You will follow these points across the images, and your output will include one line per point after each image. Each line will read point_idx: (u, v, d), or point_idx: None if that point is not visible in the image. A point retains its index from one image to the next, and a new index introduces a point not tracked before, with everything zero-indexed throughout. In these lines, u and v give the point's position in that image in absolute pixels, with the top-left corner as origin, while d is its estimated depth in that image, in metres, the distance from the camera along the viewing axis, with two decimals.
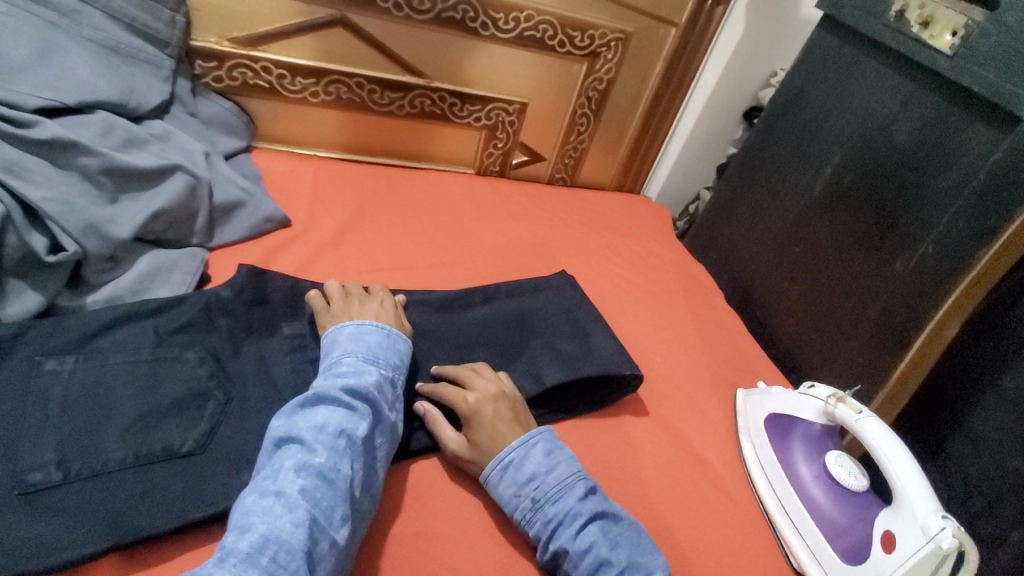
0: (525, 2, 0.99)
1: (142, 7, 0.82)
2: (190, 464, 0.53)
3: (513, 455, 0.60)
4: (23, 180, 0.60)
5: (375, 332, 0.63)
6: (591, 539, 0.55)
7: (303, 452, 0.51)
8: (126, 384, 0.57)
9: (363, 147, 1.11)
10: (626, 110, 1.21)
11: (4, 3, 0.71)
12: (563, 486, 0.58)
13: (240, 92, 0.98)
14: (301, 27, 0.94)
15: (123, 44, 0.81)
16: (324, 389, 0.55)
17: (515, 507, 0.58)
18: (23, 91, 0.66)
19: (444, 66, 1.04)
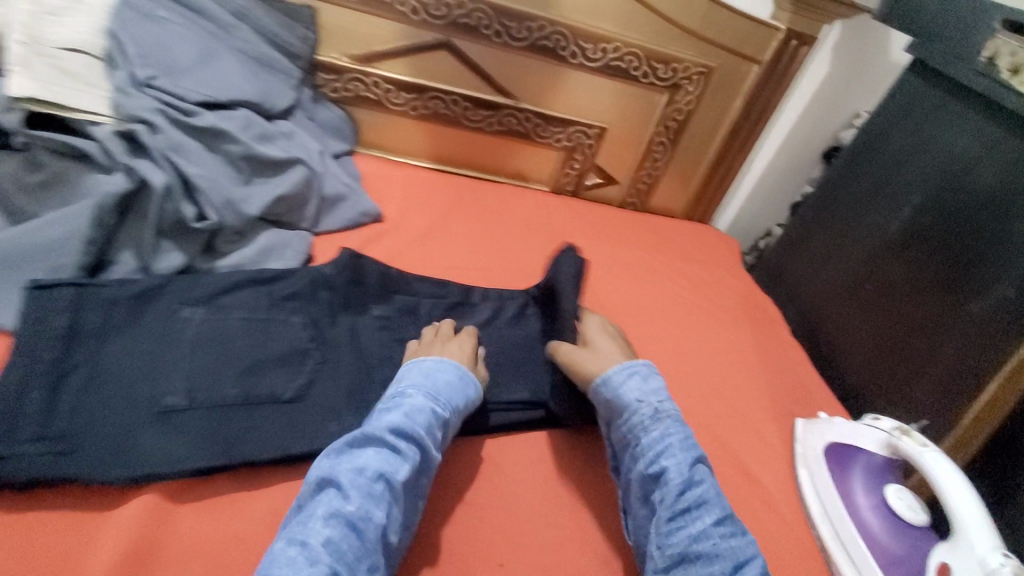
0: (613, 35, 1.06)
1: (282, 24, 0.96)
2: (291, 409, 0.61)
3: (642, 368, 0.70)
4: (184, 158, 0.72)
5: (444, 371, 0.65)
6: (702, 475, 0.61)
7: (337, 498, 0.51)
8: (246, 337, 0.65)
9: (451, 159, 1.20)
10: (703, 142, 1.25)
11: (181, 18, 0.87)
12: (677, 417, 0.66)
13: (352, 103, 1.10)
14: (411, 48, 1.05)
15: (264, 54, 0.95)
16: (371, 429, 0.56)
17: (636, 411, 0.66)
18: (187, 87, 0.79)
19: (533, 89, 1.12)
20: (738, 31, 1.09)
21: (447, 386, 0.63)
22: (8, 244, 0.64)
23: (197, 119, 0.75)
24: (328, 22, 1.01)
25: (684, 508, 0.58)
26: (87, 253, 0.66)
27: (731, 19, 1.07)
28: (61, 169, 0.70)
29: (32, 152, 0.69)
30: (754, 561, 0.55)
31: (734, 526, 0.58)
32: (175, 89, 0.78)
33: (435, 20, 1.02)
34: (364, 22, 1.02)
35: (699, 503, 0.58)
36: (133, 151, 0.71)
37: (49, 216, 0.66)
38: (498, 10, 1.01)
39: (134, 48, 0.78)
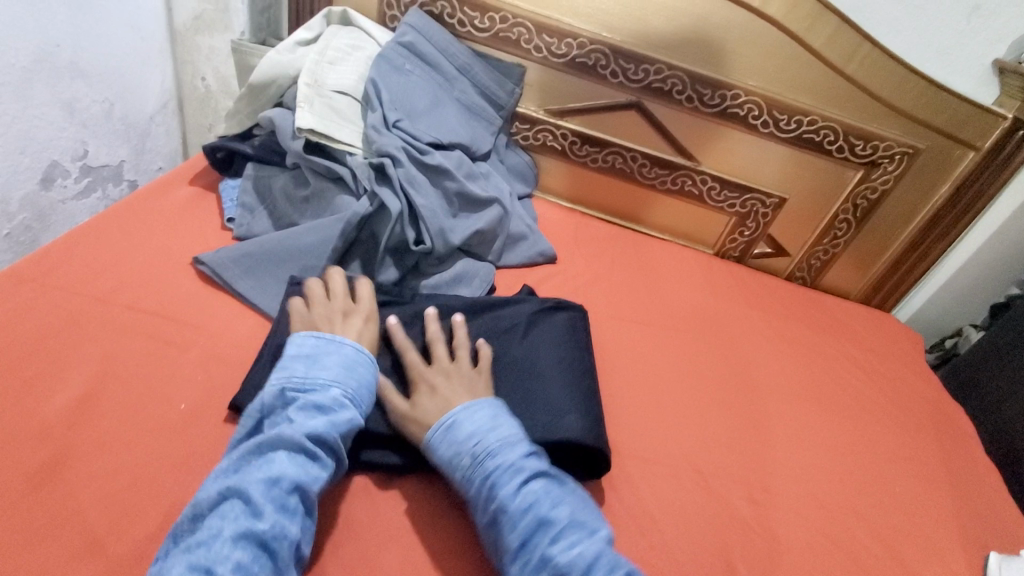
0: (812, 108, 1.04)
1: (496, 80, 1.09)
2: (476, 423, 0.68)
3: (455, 416, 0.63)
4: (416, 190, 0.86)
5: (363, 367, 0.64)
6: (529, 498, 0.57)
7: (246, 516, 0.50)
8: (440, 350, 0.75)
9: (618, 211, 1.26)
10: (893, 226, 1.16)
11: (420, 71, 1.02)
12: (504, 442, 0.60)
13: (539, 151, 1.20)
14: (604, 106, 1.12)
15: (477, 105, 1.08)
16: (281, 435, 0.55)
17: (458, 464, 0.60)
18: (420, 129, 0.93)
19: (716, 154, 1.13)
20: (956, 114, 1.01)
21: (365, 395, 0.63)
22: (276, 245, 0.81)
23: (427, 159, 0.89)
24: (532, 79, 1.12)
25: (525, 542, 0.54)
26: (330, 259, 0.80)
27: (949, 102, 1.00)
28: (321, 189, 0.86)
29: (300, 173, 0.89)
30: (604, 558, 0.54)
31: (573, 531, 0.55)
32: (412, 129, 0.92)
33: (631, 83, 1.08)
34: (565, 81, 1.11)
35: (535, 530, 0.55)
36: (377, 179, 0.85)
37: (309, 224, 0.83)
38: (694, 78, 1.05)
39: (386, 94, 0.93)
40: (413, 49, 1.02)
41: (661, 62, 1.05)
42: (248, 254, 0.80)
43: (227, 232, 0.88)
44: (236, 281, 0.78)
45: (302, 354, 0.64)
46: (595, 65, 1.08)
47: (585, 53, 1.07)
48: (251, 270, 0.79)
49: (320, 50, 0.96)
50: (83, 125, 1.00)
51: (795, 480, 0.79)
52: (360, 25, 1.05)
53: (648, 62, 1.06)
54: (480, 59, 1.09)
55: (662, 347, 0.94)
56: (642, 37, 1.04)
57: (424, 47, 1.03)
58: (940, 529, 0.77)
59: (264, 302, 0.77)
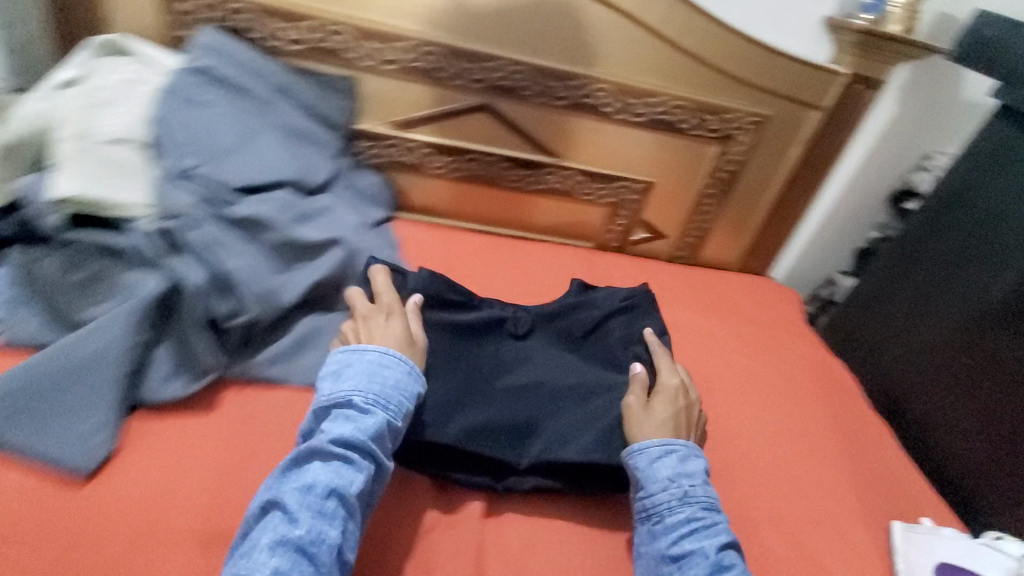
0: (661, 89, 1.01)
1: (322, 97, 0.96)
2: (539, 428, 0.74)
3: (679, 447, 0.69)
4: (223, 253, 0.71)
5: (393, 369, 0.67)
6: (729, 558, 0.61)
7: (284, 525, 0.54)
8: (577, 391, 0.78)
9: (489, 219, 1.17)
10: (757, 194, 1.17)
11: (223, 99, 0.86)
12: (711, 501, 0.66)
13: (390, 169, 1.09)
14: (450, 112, 1.03)
15: (302, 128, 0.93)
16: (313, 444, 0.59)
17: (660, 491, 0.66)
18: (228, 173, 0.79)
19: (576, 147, 1.08)
20: (795, 79, 1.02)
21: (398, 399, 0.65)
22: (51, 363, 0.63)
23: (237, 211, 0.75)
24: (366, 92, 1.00)
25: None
26: (127, 363, 0.65)
27: (787, 67, 1.00)
28: (99, 269, 0.71)
29: (76, 251, 0.71)
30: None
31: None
32: (215, 176, 0.77)
33: (474, 84, 0.99)
34: (402, 89, 1.00)
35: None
36: (172, 248, 0.72)
37: (92, 325, 0.66)
38: (539, 70, 0.98)
39: (177, 136, 0.78)
40: (210, 73, 0.86)
41: (501, 58, 0.97)
42: (11, 390, 0.61)
43: None
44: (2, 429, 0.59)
45: (328, 370, 0.68)
46: (430, 69, 0.97)
47: (418, 56, 0.96)
48: (19, 408, 0.60)
49: (85, 90, 0.78)
50: None
51: None
52: (142, 53, 0.87)
53: (487, 59, 0.97)
54: (298, 77, 0.95)
55: None
56: (476, 33, 0.95)
57: (223, 70, 0.87)
58: (840, 505, 0.77)
59: (48, 447, 0.59)
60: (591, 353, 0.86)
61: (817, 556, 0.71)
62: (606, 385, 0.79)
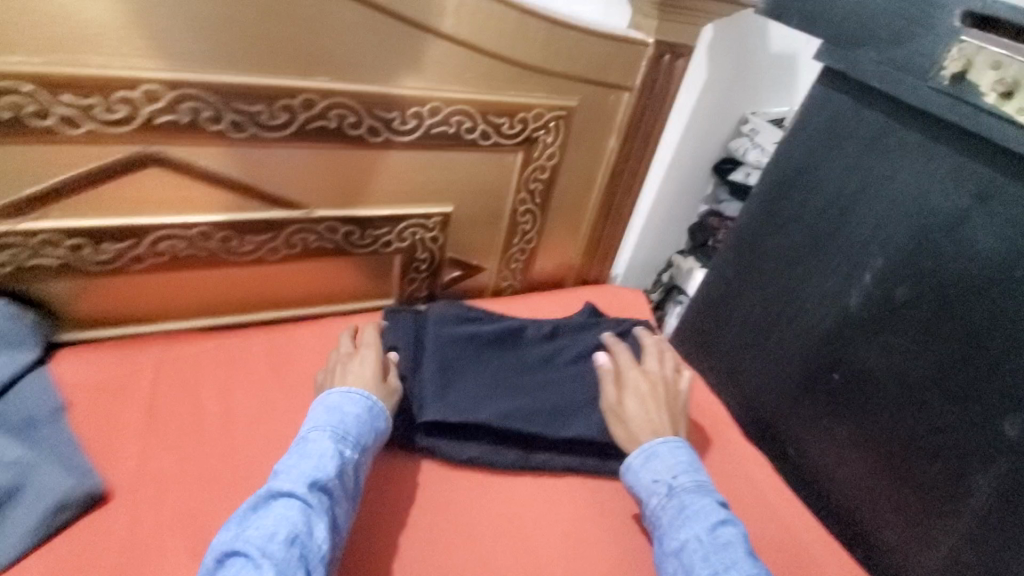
0: (423, 93, 0.71)
1: None
2: (559, 410, 0.73)
3: (658, 446, 0.66)
4: None
5: (353, 406, 0.63)
6: (725, 537, 0.56)
7: (247, 568, 0.47)
8: (593, 373, 0.79)
9: (232, 306, 0.80)
10: (578, 198, 0.95)
11: None
12: (700, 485, 0.62)
13: (18, 278, 0.66)
14: (90, 177, 0.63)
15: None
16: (280, 485, 0.53)
17: (653, 492, 0.63)
18: None
19: (327, 188, 0.74)
20: (594, 56, 0.78)
21: (362, 434, 0.62)
22: None
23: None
24: None
25: (716, 574, 0.54)
26: None
27: (580, 42, 0.76)
28: None
29: None
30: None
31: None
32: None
33: (114, 127, 0.60)
34: None
35: (729, 566, 0.54)
36: None
37: None
38: (224, 93, 0.62)
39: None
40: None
41: (150, 81, 0.59)
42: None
43: None
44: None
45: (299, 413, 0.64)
46: (15, 116, 0.56)
47: None
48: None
49: None
50: None
51: None
52: None
53: (125, 85, 0.58)
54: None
55: (350, 552, 0.59)
56: (90, 45, 0.56)
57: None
58: None
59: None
60: (599, 335, 0.86)
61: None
62: (623, 367, 0.80)
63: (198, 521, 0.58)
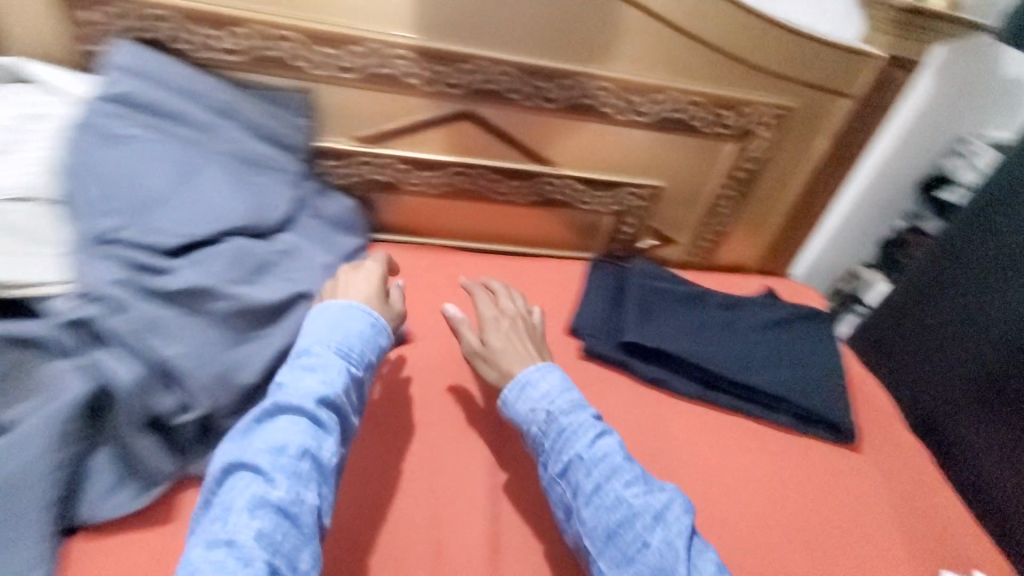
0: (669, 83, 0.87)
1: (273, 114, 0.81)
2: (737, 361, 0.89)
3: (528, 376, 0.71)
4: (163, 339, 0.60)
5: (356, 323, 0.68)
6: (602, 450, 0.64)
7: (262, 484, 0.53)
8: (767, 343, 0.93)
9: (478, 235, 1.04)
10: (776, 192, 1.05)
11: (151, 131, 0.72)
12: (575, 404, 0.69)
13: (361, 188, 0.95)
14: (424, 122, 0.88)
15: (252, 153, 0.80)
16: (282, 401, 0.59)
17: (532, 420, 0.69)
18: (162, 230, 0.66)
19: (575, 152, 0.94)
20: (824, 64, 0.88)
21: (364, 354, 0.67)
22: None
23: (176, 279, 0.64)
24: (326, 105, 0.85)
25: (600, 486, 0.62)
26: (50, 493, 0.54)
27: (815, 52, 0.87)
28: (13, 364, 0.58)
29: None
30: (671, 506, 0.61)
31: (642, 480, 0.63)
32: (143, 235, 0.65)
33: (451, 89, 0.85)
34: (366, 99, 0.85)
35: (609, 477, 0.62)
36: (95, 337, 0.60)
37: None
38: (527, 70, 0.83)
39: (97, 188, 0.65)
40: (129, 102, 0.72)
41: (482, 57, 0.82)
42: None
43: None
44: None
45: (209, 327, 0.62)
46: (399, 75, 0.83)
47: (382, 61, 0.81)
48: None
49: None
50: None
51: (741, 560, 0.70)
52: (45, 78, 0.71)
53: (466, 60, 0.82)
54: (243, 92, 0.80)
55: None
56: (453, 31, 0.80)
57: (143, 97, 0.72)
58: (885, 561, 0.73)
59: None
60: (779, 311, 0.98)
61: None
62: (797, 346, 0.93)
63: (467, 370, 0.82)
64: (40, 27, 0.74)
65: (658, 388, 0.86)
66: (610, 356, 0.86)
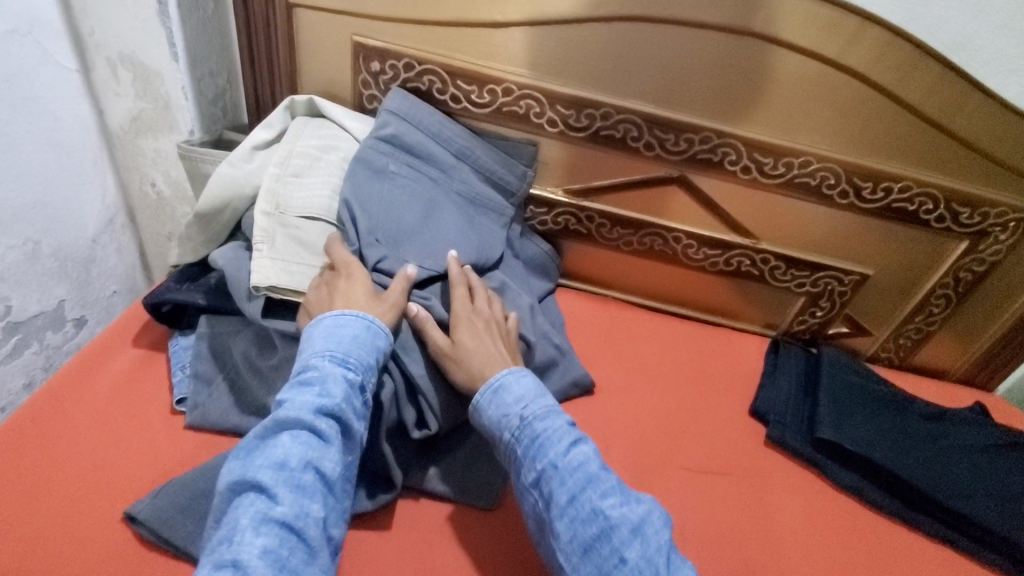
0: (904, 172, 0.83)
1: (503, 163, 0.87)
2: (952, 483, 0.79)
3: (501, 381, 0.65)
4: (410, 359, 0.68)
5: (352, 324, 0.61)
6: (578, 458, 0.58)
7: (265, 501, 0.48)
8: (983, 466, 0.82)
9: (656, 295, 1.04)
10: (1003, 298, 0.94)
11: (408, 168, 0.81)
12: (549, 409, 0.62)
13: (558, 236, 0.99)
14: (635, 183, 0.91)
15: (479, 196, 0.86)
16: (281, 412, 0.53)
17: (504, 426, 0.62)
18: (411, 260, 0.74)
19: (781, 230, 0.92)
20: None
21: (367, 357, 0.60)
22: None
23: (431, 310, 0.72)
24: (548, 157, 0.91)
25: (575, 497, 0.55)
26: None
27: None
28: (288, 357, 0.67)
29: (265, 333, 0.70)
30: (655, 515, 0.55)
31: (621, 492, 0.56)
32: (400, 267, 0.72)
33: (670, 155, 0.87)
34: (585, 155, 0.90)
35: (585, 486, 0.56)
36: None
37: None
38: (751, 146, 0.84)
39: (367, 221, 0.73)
40: (394, 143, 0.81)
41: (709, 129, 0.84)
42: (200, 491, 0.59)
43: (178, 417, 0.69)
44: (190, 537, 0.56)
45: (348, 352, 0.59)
46: (624, 137, 0.87)
47: (611, 124, 0.86)
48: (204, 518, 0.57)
49: (281, 161, 0.75)
50: (5, 278, 0.79)
51: None
52: (329, 113, 0.84)
53: (691, 129, 0.84)
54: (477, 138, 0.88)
55: (751, 508, 0.76)
56: (685, 101, 0.83)
57: (406, 139, 0.81)
58: None
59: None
60: (990, 433, 0.87)
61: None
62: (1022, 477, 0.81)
63: (647, 434, 0.82)
64: (336, 71, 0.89)
65: (851, 494, 0.80)
66: (800, 448, 0.82)
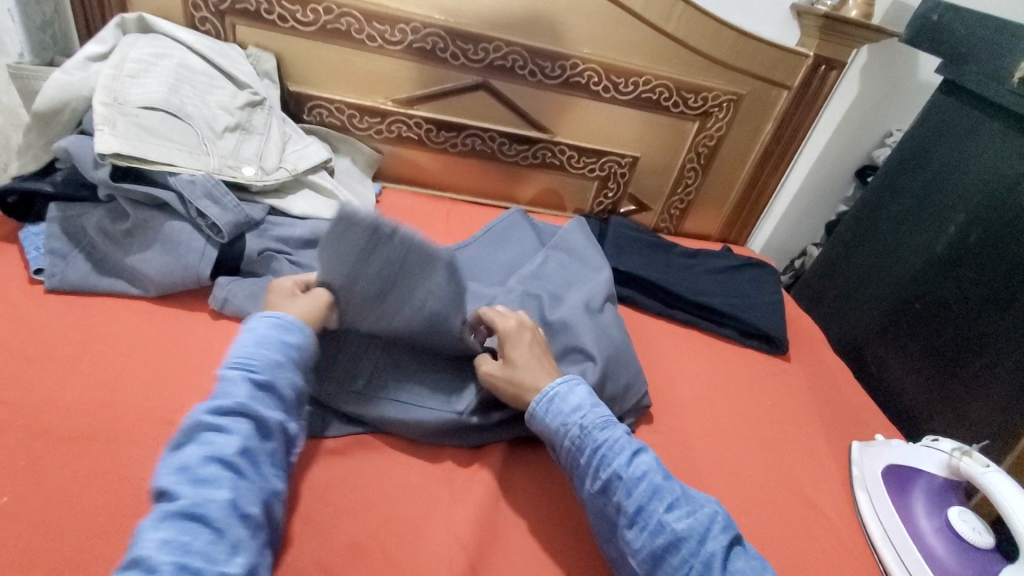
0: (645, 69, 1.10)
1: (295, 139, 0.99)
2: (696, 285, 1.07)
3: (557, 389, 0.62)
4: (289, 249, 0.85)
5: (260, 326, 0.57)
6: (644, 467, 0.55)
7: (168, 499, 0.43)
8: (717, 277, 1.12)
9: (484, 192, 1.25)
10: (733, 167, 1.27)
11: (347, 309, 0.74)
12: (608, 419, 0.59)
13: (393, 144, 1.16)
14: (445, 91, 1.10)
15: (292, 154, 0.95)
16: (185, 420, 0.48)
17: (564, 435, 0.59)
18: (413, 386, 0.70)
19: (568, 124, 1.17)
20: (766, 59, 1.12)
21: (273, 356, 0.54)
22: None
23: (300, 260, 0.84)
24: (374, 73, 1.08)
25: (642, 508, 0.53)
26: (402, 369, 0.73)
27: (760, 50, 1.10)
28: (143, 220, 0.77)
29: (118, 206, 0.79)
30: (717, 521, 0.53)
31: (686, 503, 0.54)
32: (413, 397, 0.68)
33: (472, 63, 1.08)
34: (405, 69, 1.08)
35: (652, 497, 0.54)
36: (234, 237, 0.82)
37: None
38: (532, 51, 1.06)
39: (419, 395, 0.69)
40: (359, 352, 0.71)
41: (498, 39, 1.05)
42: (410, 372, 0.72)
43: (37, 286, 0.75)
44: None
45: (246, 339, 0.56)
46: (432, 48, 1.05)
47: (421, 37, 1.04)
48: None
49: (116, 62, 0.83)
50: None
51: (684, 410, 0.84)
52: (164, 30, 0.93)
53: (485, 40, 1.05)
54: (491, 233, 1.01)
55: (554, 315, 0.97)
56: (474, 13, 1.03)
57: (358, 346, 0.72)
58: (810, 422, 0.88)
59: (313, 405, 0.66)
60: (729, 258, 1.18)
61: (797, 486, 0.76)
62: (743, 281, 1.12)
63: None
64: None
65: (626, 303, 1.04)
66: None
